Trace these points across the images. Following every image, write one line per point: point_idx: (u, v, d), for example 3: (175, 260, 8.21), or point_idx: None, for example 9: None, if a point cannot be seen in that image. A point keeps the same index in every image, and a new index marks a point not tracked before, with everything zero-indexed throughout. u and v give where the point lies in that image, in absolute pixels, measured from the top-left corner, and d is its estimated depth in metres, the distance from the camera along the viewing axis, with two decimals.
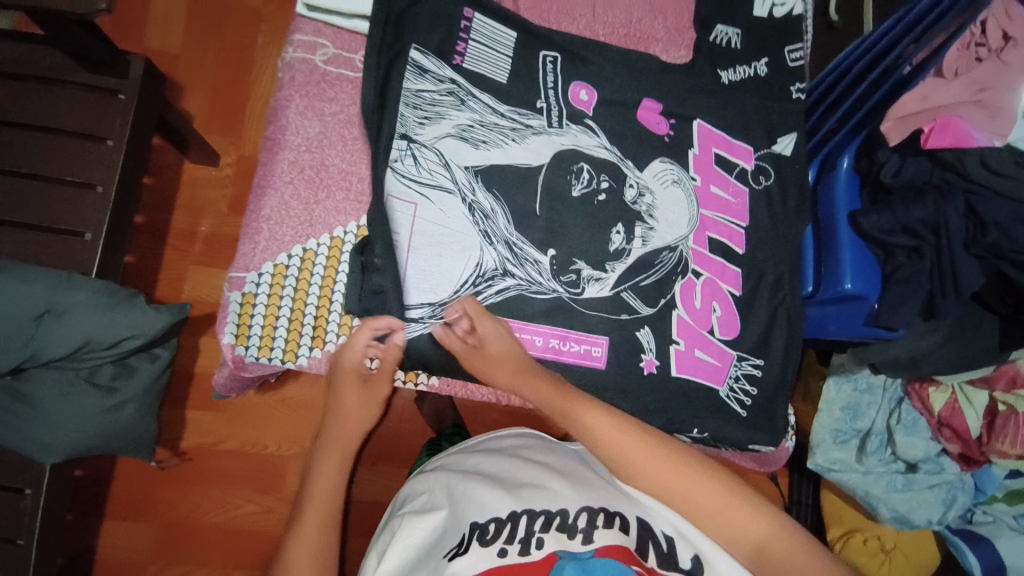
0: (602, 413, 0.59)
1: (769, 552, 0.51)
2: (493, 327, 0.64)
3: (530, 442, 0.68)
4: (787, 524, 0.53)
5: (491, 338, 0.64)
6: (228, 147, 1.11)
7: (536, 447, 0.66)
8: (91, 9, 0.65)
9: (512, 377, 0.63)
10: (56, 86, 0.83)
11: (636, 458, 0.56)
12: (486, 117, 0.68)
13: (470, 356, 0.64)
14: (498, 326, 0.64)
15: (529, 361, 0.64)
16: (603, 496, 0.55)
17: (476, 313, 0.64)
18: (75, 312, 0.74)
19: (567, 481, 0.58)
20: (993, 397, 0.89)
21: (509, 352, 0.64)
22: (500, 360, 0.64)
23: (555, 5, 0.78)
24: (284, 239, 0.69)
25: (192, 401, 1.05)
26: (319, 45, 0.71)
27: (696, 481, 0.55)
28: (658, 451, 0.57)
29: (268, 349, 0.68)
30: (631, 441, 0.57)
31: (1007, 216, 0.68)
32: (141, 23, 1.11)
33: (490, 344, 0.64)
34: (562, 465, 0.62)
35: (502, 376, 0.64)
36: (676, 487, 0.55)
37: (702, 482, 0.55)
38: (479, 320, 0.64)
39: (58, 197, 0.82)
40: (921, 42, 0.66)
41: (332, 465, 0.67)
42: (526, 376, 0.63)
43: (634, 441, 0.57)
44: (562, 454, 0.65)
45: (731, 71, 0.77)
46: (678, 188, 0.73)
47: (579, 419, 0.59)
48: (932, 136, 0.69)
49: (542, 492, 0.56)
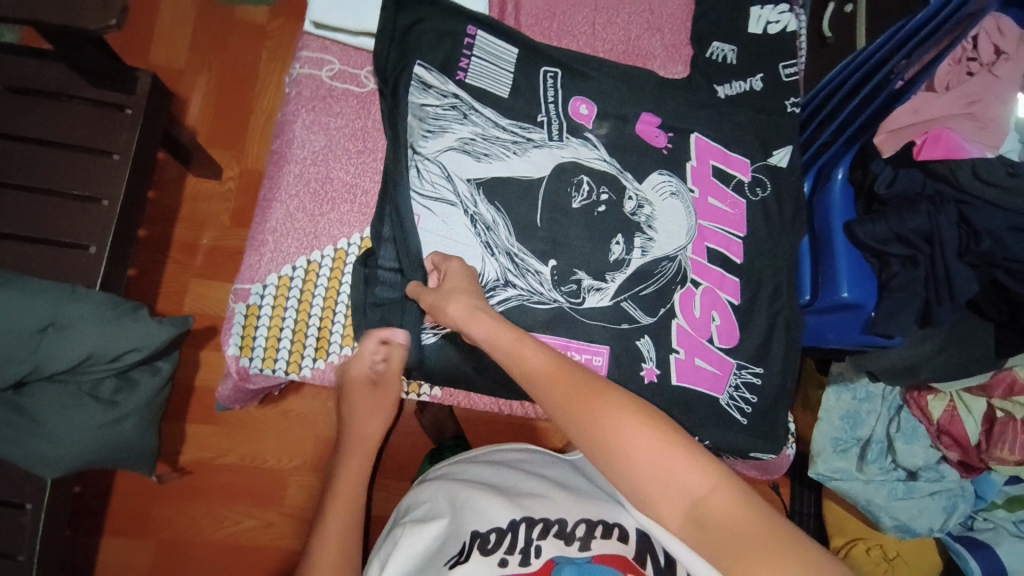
0: (561, 377, 0.51)
1: (701, 515, 0.44)
2: (460, 268, 0.60)
3: (534, 454, 0.68)
4: (729, 483, 0.44)
5: (453, 277, 0.60)
6: (231, 161, 1.12)
7: (538, 458, 0.67)
8: (102, 27, 0.66)
9: (465, 308, 0.56)
10: (62, 102, 0.85)
11: (599, 430, 0.47)
12: (488, 131, 0.70)
13: (425, 292, 0.60)
14: (465, 268, 0.61)
15: (476, 297, 0.58)
16: (601, 506, 0.55)
17: (441, 258, 0.62)
18: (79, 325, 0.74)
19: (568, 490, 0.58)
20: (991, 404, 0.90)
21: (470, 290, 0.59)
22: (454, 310, 0.56)
23: (556, 23, 0.80)
24: (288, 250, 0.70)
25: (193, 414, 1.05)
26: (325, 62, 0.73)
27: (668, 457, 0.46)
28: (626, 420, 0.47)
29: (272, 360, 0.69)
30: (594, 408, 0.48)
31: (999, 225, 0.69)
32: (147, 40, 1.13)
33: (449, 281, 0.60)
34: (566, 475, 0.62)
35: (455, 310, 0.56)
36: (643, 466, 0.46)
37: (629, 431, 0.47)
38: (447, 262, 0.61)
39: (64, 211, 0.82)
40: (913, 59, 0.68)
41: (350, 478, 0.66)
42: (477, 315, 0.55)
43: (598, 410, 0.48)
44: (565, 466, 0.65)
45: (728, 86, 0.80)
46: (677, 200, 0.74)
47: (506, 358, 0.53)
48: (925, 148, 0.72)
49: (542, 501, 0.56)
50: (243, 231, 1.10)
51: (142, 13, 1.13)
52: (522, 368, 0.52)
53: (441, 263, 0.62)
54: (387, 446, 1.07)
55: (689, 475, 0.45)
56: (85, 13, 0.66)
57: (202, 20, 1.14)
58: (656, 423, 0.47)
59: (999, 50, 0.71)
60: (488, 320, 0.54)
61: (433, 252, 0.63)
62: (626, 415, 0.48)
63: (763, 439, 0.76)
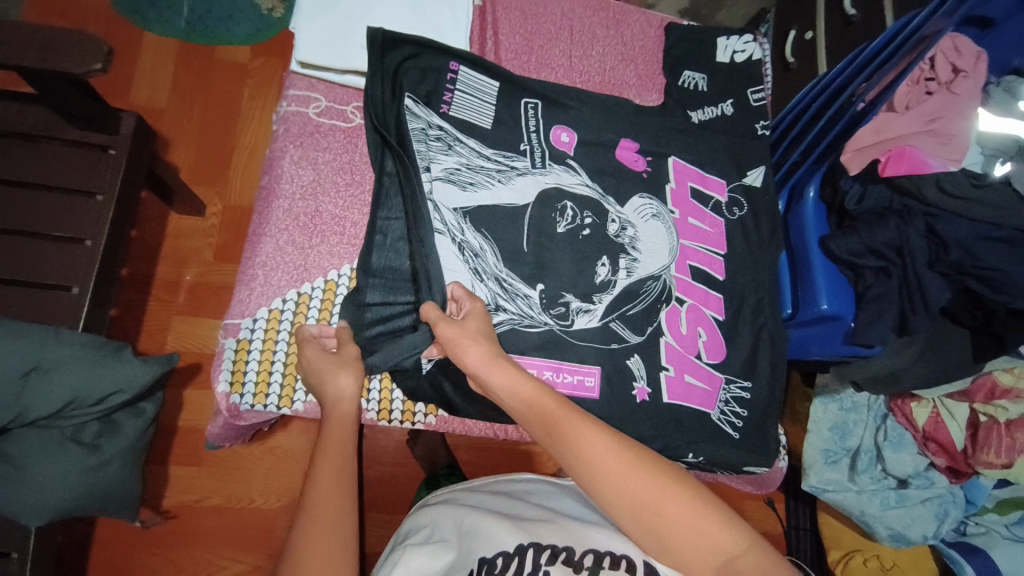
0: (607, 440, 0.54)
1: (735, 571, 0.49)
2: (477, 309, 0.63)
3: (541, 486, 0.68)
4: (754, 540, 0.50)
5: (473, 317, 0.62)
6: (214, 197, 1.13)
7: (546, 490, 0.67)
8: (88, 70, 0.67)
9: (485, 353, 0.59)
10: (44, 144, 0.85)
11: (632, 489, 0.51)
12: (472, 160, 0.71)
13: (446, 325, 0.60)
14: (481, 311, 0.63)
15: (500, 349, 0.60)
16: (608, 536, 0.55)
17: (464, 295, 0.64)
18: (61, 368, 0.73)
19: (578, 519, 0.58)
20: (974, 409, 0.92)
21: (486, 335, 0.61)
22: (480, 358, 0.58)
23: (534, 56, 0.83)
24: (278, 284, 0.70)
25: (178, 456, 1.02)
26: (312, 99, 0.75)
27: (698, 517, 0.50)
28: (662, 483, 0.51)
29: (264, 395, 0.68)
30: (625, 469, 0.52)
31: (966, 235, 0.73)
32: (128, 81, 1.14)
33: (470, 320, 0.61)
34: (575, 506, 0.62)
35: (474, 353, 0.59)
36: (676, 526, 0.50)
37: (669, 491, 0.51)
38: (467, 299, 0.64)
39: (45, 252, 0.82)
40: (872, 81, 0.72)
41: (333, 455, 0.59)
42: (498, 365, 0.58)
43: (631, 470, 0.52)
44: (569, 496, 0.65)
45: (700, 111, 0.83)
46: (658, 222, 0.77)
47: (552, 420, 0.55)
48: (889, 165, 0.75)
49: (552, 526, 0.56)
50: (228, 266, 1.10)
51: (124, 55, 1.14)
52: (554, 428, 0.55)
53: (462, 296, 0.64)
54: (380, 479, 1.06)
55: (716, 533, 0.50)
56: (71, 57, 0.67)
57: (185, 61, 1.16)
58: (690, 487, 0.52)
59: (957, 68, 0.76)
60: (516, 376, 0.57)
61: (455, 284, 0.65)
62: (656, 475, 0.52)
63: (755, 453, 0.77)
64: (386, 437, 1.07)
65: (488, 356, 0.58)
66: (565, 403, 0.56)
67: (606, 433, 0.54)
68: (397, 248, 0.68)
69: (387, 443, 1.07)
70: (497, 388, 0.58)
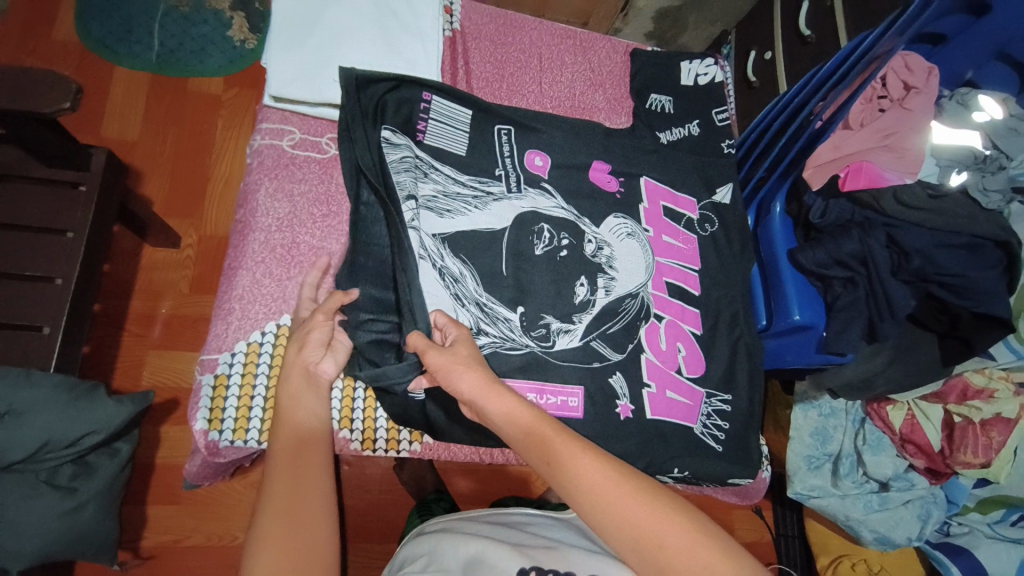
0: (609, 468, 0.54)
1: None
2: (462, 334, 0.63)
3: (538, 519, 0.69)
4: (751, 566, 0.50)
5: (462, 342, 0.62)
6: (188, 229, 1.11)
7: (543, 522, 0.68)
8: (57, 109, 0.67)
9: (481, 380, 0.59)
10: (13, 183, 0.84)
11: (632, 520, 0.51)
12: (448, 187, 0.73)
13: (435, 352, 0.60)
14: (467, 335, 0.63)
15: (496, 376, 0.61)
16: (609, 565, 0.58)
17: (447, 322, 0.64)
18: (33, 412, 0.71)
19: (578, 547, 0.60)
20: (948, 410, 0.94)
21: (478, 361, 0.61)
22: (477, 387, 0.59)
23: (505, 84, 0.86)
24: (256, 317, 0.69)
25: (155, 496, 0.99)
26: (286, 132, 0.76)
27: (699, 549, 0.50)
28: (662, 512, 0.52)
29: (244, 431, 0.66)
30: (625, 497, 0.52)
31: (926, 243, 0.76)
32: (99, 115, 1.13)
33: (460, 346, 0.61)
34: (573, 537, 0.64)
35: (469, 380, 0.59)
36: (676, 558, 0.50)
37: (669, 520, 0.51)
38: (453, 326, 0.64)
39: (15, 292, 0.80)
40: (828, 100, 0.75)
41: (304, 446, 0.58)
42: (495, 394, 0.59)
43: (629, 501, 0.52)
44: (565, 528, 0.67)
45: (669, 132, 0.86)
46: (633, 240, 0.78)
47: (553, 447, 0.55)
48: (848, 180, 0.79)
49: (556, 554, 0.58)
50: (205, 298, 1.09)
51: (93, 90, 1.14)
52: (553, 458, 0.55)
53: (446, 324, 0.64)
54: (367, 509, 1.04)
55: (718, 564, 0.50)
56: (41, 96, 0.67)
57: (157, 94, 1.16)
58: (689, 515, 0.52)
59: (910, 85, 0.79)
60: (515, 404, 0.58)
61: (438, 312, 0.65)
62: (654, 506, 0.52)
63: (739, 464, 0.78)
64: (371, 465, 1.06)
65: (485, 382, 0.59)
66: (566, 433, 0.57)
67: (607, 462, 0.55)
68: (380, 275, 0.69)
69: (372, 471, 1.06)
70: (494, 412, 0.58)
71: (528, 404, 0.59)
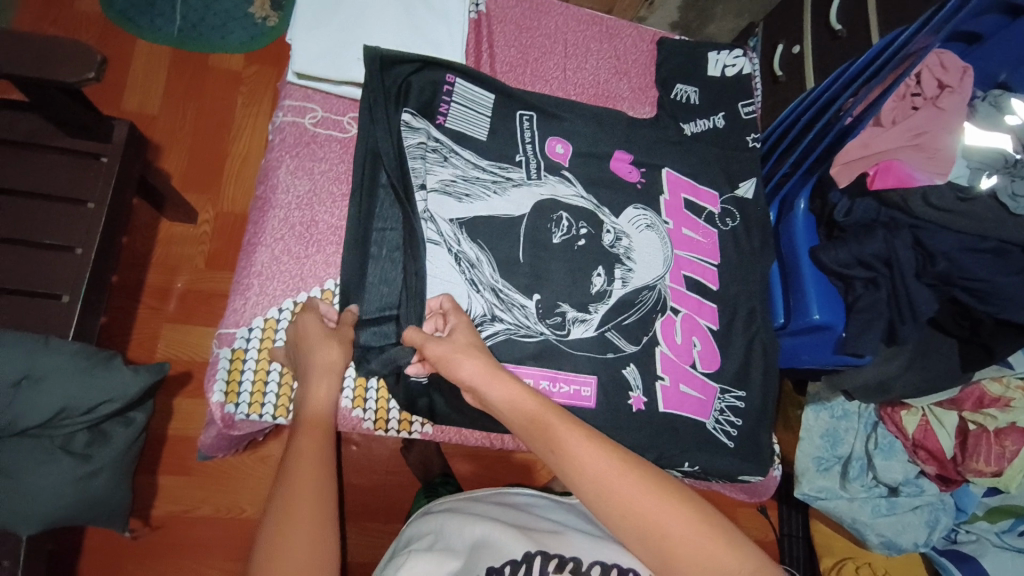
0: (614, 458, 0.54)
1: None
2: (463, 323, 0.63)
3: (542, 501, 0.69)
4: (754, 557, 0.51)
5: (460, 330, 0.62)
6: (206, 204, 1.12)
7: (546, 505, 0.68)
8: (81, 79, 0.67)
9: (482, 366, 0.58)
10: (36, 152, 0.84)
11: (637, 508, 0.51)
12: (468, 172, 0.72)
13: (434, 343, 0.60)
14: (467, 326, 0.63)
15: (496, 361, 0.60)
16: (613, 550, 0.58)
17: (453, 308, 0.64)
18: (51, 378, 0.72)
19: (583, 532, 0.60)
20: (963, 417, 0.94)
21: (477, 346, 0.60)
22: (479, 373, 0.58)
23: (529, 69, 0.84)
24: (274, 293, 0.69)
25: (166, 465, 1.00)
26: (308, 109, 0.75)
27: (702, 537, 0.50)
28: (668, 503, 0.52)
29: (260, 405, 0.67)
30: (630, 486, 0.52)
31: (951, 246, 0.74)
32: (120, 87, 1.14)
33: (457, 334, 0.61)
34: (577, 521, 0.64)
35: (470, 367, 0.58)
36: (681, 545, 0.50)
37: (675, 510, 0.51)
38: (452, 314, 0.63)
39: (35, 260, 0.81)
40: (859, 96, 0.74)
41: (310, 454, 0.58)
42: (497, 380, 0.58)
43: (634, 488, 0.52)
44: (571, 512, 0.67)
45: (693, 124, 0.84)
46: (652, 232, 0.78)
47: (557, 435, 0.55)
48: (877, 178, 0.76)
49: (562, 538, 0.58)
50: (220, 274, 1.10)
51: (115, 63, 1.14)
52: (557, 444, 0.55)
53: (449, 310, 0.64)
54: (373, 489, 1.05)
55: (721, 554, 0.50)
56: (66, 65, 0.67)
57: (178, 69, 1.16)
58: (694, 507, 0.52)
59: (943, 84, 0.77)
60: (517, 391, 0.57)
61: (443, 297, 0.65)
62: (658, 493, 0.52)
63: (749, 461, 0.78)
64: (378, 445, 1.06)
65: (489, 369, 0.58)
66: (571, 421, 0.56)
67: (613, 452, 0.54)
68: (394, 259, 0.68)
69: (379, 452, 1.06)
70: (496, 398, 0.58)
71: (529, 390, 0.58)
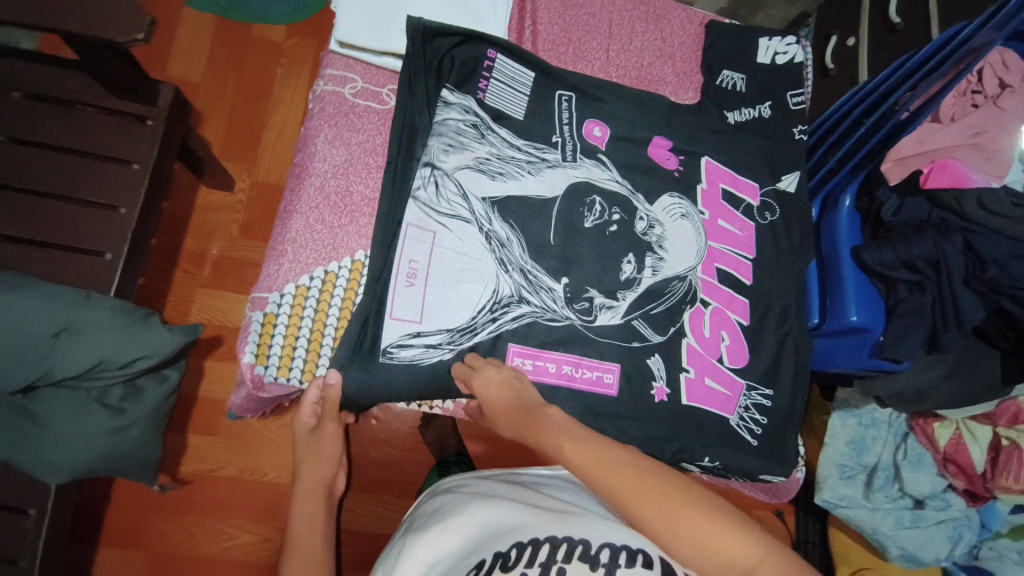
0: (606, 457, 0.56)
1: None
2: (490, 376, 0.64)
3: (552, 481, 0.68)
4: (761, 537, 0.48)
5: (491, 386, 0.64)
6: (242, 173, 1.14)
7: (557, 484, 0.67)
8: (131, 40, 0.68)
9: (515, 423, 0.63)
10: (85, 113, 0.86)
11: (630, 494, 0.52)
12: (503, 151, 0.71)
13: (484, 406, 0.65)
14: (496, 373, 0.64)
15: (528, 401, 0.64)
16: (624, 532, 0.54)
17: (466, 373, 0.65)
18: (92, 330, 0.74)
19: (594, 513, 0.58)
20: (996, 433, 0.90)
21: (509, 397, 0.64)
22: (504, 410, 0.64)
23: (571, 49, 0.82)
24: (306, 261, 0.70)
25: (194, 425, 1.04)
26: (348, 80, 0.75)
27: (711, 534, 0.48)
28: (663, 490, 0.51)
29: (288, 368, 0.69)
30: (621, 475, 0.53)
31: (1004, 253, 0.71)
32: (167, 53, 1.16)
33: (489, 390, 0.64)
34: (589, 502, 0.62)
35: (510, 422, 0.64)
36: (692, 543, 0.48)
37: (668, 494, 0.51)
38: (474, 377, 0.64)
39: (81, 216, 0.83)
40: (917, 90, 0.70)
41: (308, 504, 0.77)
42: (527, 418, 0.62)
43: (631, 479, 0.53)
44: (580, 491, 0.65)
45: (737, 113, 0.82)
46: (687, 222, 0.76)
47: (556, 442, 0.58)
48: (932, 176, 0.74)
49: (571, 518, 0.55)
50: (252, 242, 1.12)
51: (164, 29, 1.16)
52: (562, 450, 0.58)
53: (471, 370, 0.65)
54: (387, 462, 1.06)
55: (725, 541, 0.47)
56: (117, 26, 0.68)
57: (222, 38, 1.18)
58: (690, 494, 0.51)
59: (1004, 83, 0.73)
60: (537, 423, 0.61)
61: (455, 366, 0.66)
62: (651, 481, 0.52)
63: (773, 461, 0.76)
64: (398, 420, 1.08)
65: (510, 409, 0.63)
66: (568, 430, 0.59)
67: (606, 448, 0.57)
68: (407, 234, 0.66)
69: (397, 426, 1.08)
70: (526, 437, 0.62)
71: (552, 418, 0.61)
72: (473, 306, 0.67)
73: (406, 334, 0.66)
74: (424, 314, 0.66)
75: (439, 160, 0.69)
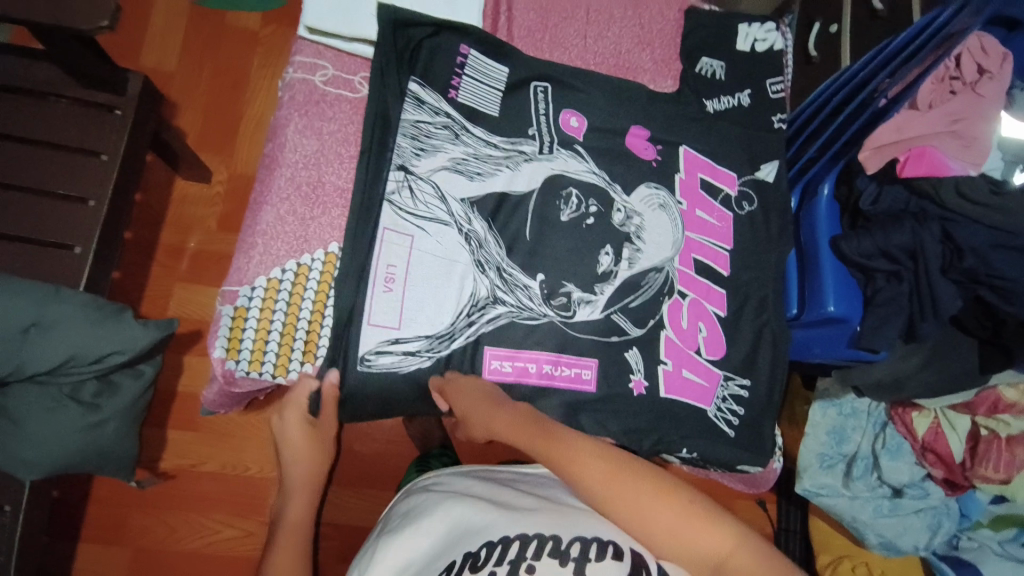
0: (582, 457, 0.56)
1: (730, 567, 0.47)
2: (464, 381, 0.65)
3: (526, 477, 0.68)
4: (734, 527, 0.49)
5: (463, 390, 0.64)
6: (219, 165, 1.12)
7: (532, 479, 0.66)
8: (95, 28, 0.66)
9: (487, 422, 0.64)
10: (53, 103, 0.84)
11: (610, 494, 0.52)
12: (479, 150, 0.70)
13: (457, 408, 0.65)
14: (469, 381, 0.65)
15: (497, 394, 0.65)
16: (595, 523, 0.54)
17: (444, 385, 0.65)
18: (61, 325, 0.73)
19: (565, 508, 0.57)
20: (975, 422, 0.91)
21: (482, 398, 0.64)
22: (475, 416, 0.63)
23: (548, 36, 0.80)
24: (277, 254, 0.68)
25: (173, 421, 1.02)
26: (319, 66, 0.73)
27: (687, 527, 0.49)
28: (639, 487, 0.52)
29: (259, 363, 0.68)
30: (598, 474, 0.54)
31: (982, 242, 0.70)
32: (140, 42, 1.13)
33: (461, 395, 0.64)
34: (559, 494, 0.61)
35: (486, 423, 0.64)
36: (669, 537, 0.49)
37: (643, 491, 0.52)
38: (448, 389, 0.65)
39: (49, 209, 0.81)
40: (896, 77, 0.72)
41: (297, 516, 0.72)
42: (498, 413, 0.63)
43: (607, 478, 0.54)
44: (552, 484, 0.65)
45: (717, 101, 0.81)
46: (664, 213, 0.75)
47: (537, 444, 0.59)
48: (908, 165, 0.73)
49: (541, 515, 0.55)
50: (230, 235, 1.09)
51: (136, 16, 1.13)
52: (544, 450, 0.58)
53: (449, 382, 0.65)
54: (370, 457, 1.05)
55: (699, 534, 0.49)
56: (79, 12, 0.65)
57: (196, 25, 1.15)
58: (665, 489, 0.52)
59: (983, 69, 0.74)
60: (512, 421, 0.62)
61: (433, 380, 0.65)
62: (628, 478, 0.53)
63: (751, 451, 0.76)
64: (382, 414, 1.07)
65: (483, 410, 0.63)
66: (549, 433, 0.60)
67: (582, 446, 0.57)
68: (385, 238, 0.65)
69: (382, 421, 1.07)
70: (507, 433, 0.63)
71: (523, 416, 0.63)
72: (450, 309, 0.66)
73: (383, 341, 0.64)
74: (403, 319, 0.65)
75: (413, 164, 0.67)
